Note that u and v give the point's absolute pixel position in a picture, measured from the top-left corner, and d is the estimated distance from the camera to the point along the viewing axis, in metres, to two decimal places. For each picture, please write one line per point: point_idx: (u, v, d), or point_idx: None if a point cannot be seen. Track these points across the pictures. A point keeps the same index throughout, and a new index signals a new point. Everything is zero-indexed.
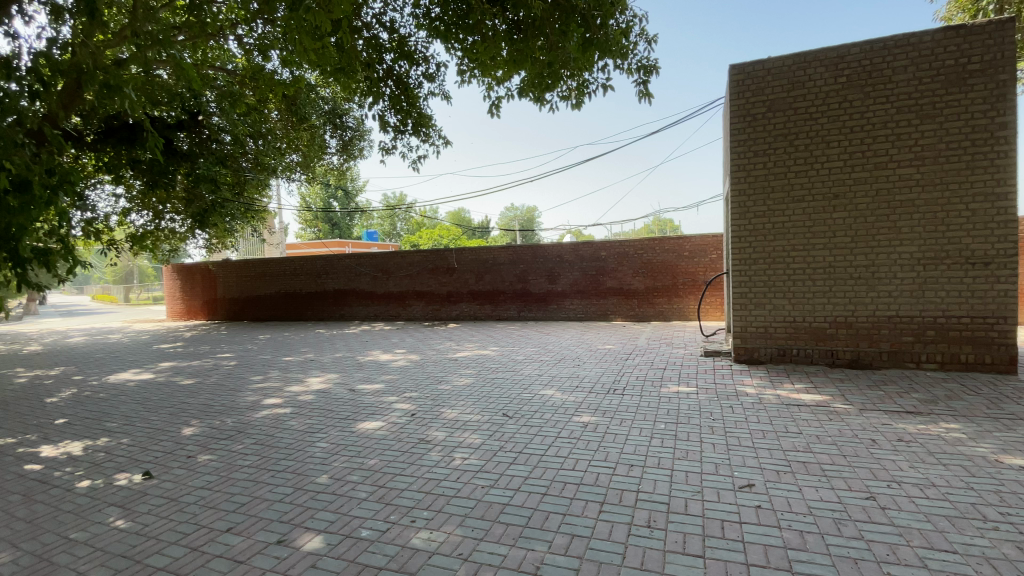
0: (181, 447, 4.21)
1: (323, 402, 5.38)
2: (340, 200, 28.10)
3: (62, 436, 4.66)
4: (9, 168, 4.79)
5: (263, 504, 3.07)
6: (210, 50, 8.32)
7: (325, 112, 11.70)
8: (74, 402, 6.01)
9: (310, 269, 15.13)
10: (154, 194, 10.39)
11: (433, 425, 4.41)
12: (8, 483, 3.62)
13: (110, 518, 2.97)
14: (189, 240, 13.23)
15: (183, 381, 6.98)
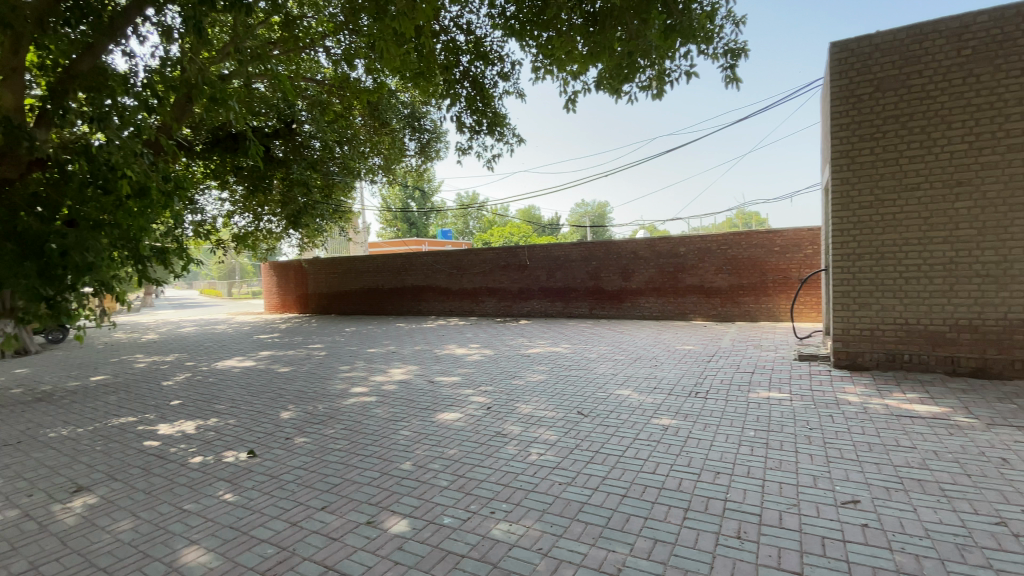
0: (279, 429, 4.58)
1: (404, 393, 5.62)
2: (417, 200, 29.21)
3: (179, 416, 5.24)
4: (132, 177, 5.68)
5: (353, 487, 3.26)
6: (302, 62, 8.95)
7: (405, 116, 12.20)
8: (189, 385, 6.74)
9: (390, 266, 15.91)
10: (255, 198, 11.40)
11: (509, 420, 4.46)
12: (138, 455, 4.12)
13: (220, 492, 3.29)
14: (284, 240, 14.38)
15: (280, 369, 7.60)
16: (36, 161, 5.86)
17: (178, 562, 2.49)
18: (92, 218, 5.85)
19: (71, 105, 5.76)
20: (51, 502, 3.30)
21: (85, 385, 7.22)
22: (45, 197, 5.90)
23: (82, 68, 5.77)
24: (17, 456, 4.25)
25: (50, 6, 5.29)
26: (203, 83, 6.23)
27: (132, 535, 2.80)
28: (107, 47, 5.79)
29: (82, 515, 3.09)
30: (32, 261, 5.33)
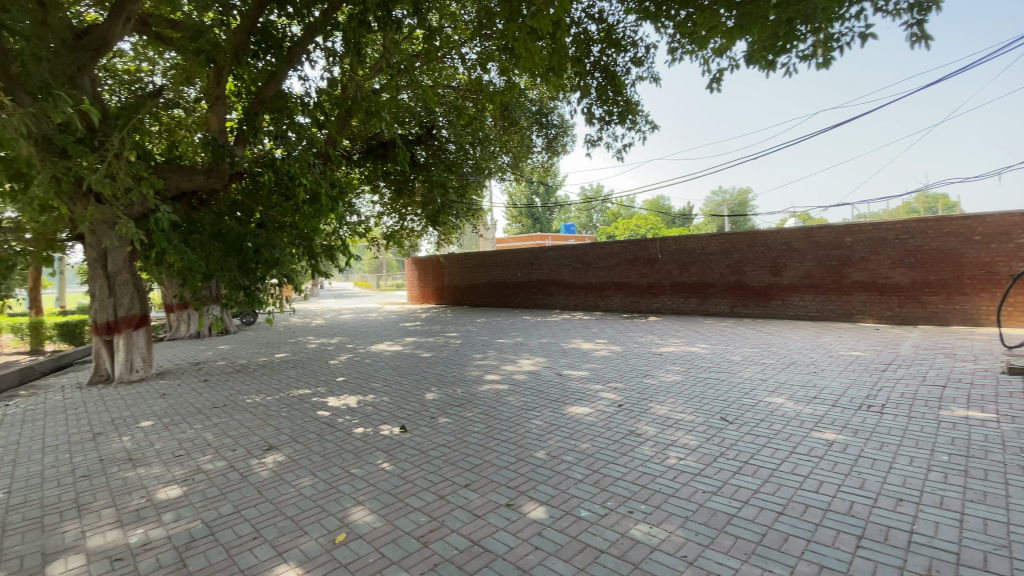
0: (425, 409, 5.00)
1: (534, 383, 5.76)
2: (542, 195, 29.57)
3: (343, 391, 6.01)
4: (308, 185, 6.53)
5: (492, 469, 3.43)
6: (440, 71, 9.58)
7: (533, 112, 12.45)
8: (349, 365, 7.70)
9: (517, 260, 16.40)
10: (401, 199, 12.56)
11: (643, 419, 4.31)
12: (314, 422, 4.82)
13: (379, 461, 3.70)
14: (423, 237, 15.63)
15: (422, 354, 8.30)
16: (235, 174, 7.14)
17: (348, 518, 2.85)
18: (278, 222, 7.30)
19: (262, 126, 6.89)
20: (251, 456, 4.00)
21: (272, 361, 8.64)
22: (241, 203, 7.58)
23: (268, 93, 6.88)
24: (228, 415, 5.24)
25: (242, 42, 6.38)
26: (363, 98, 6.98)
27: (311, 490, 3.27)
28: (286, 72, 6.79)
29: (275, 469, 3.70)
30: (234, 258, 7.00)
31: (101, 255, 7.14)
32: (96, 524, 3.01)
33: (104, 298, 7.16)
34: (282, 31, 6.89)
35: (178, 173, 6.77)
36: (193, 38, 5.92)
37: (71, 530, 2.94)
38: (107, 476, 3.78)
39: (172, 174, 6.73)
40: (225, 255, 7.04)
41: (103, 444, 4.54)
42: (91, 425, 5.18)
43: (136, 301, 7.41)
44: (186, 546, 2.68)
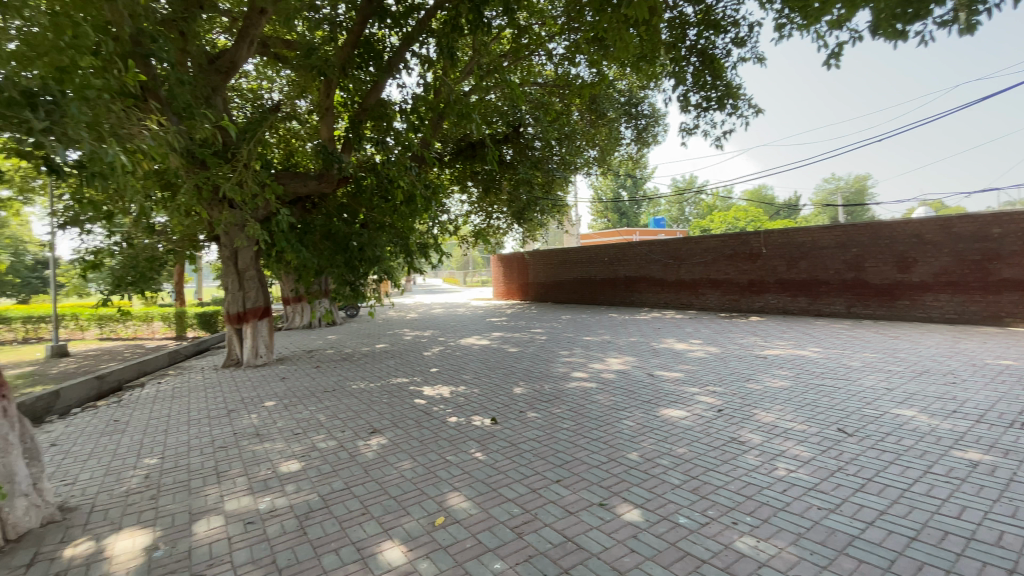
0: (514, 402, 5.10)
1: (625, 383, 5.63)
2: (630, 189, 28.66)
3: (436, 381, 6.30)
4: (405, 188, 6.84)
5: (583, 466, 3.41)
6: (528, 68, 9.64)
7: (622, 104, 12.15)
8: (442, 357, 8.05)
9: (604, 257, 16.09)
10: (488, 198, 12.85)
11: (745, 426, 4.04)
12: (411, 409, 5.10)
13: (473, 450, 3.83)
14: (509, 234, 15.87)
15: (510, 349, 8.45)
16: (342, 179, 7.70)
17: (446, 503, 2.98)
18: (378, 222, 7.80)
19: (365, 133, 7.42)
20: (357, 438, 4.33)
21: (373, 351, 9.29)
22: (347, 206, 8.23)
23: (370, 102, 7.35)
24: (336, 399, 5.72)
25: (348, 56, 6.91)
26: (456, 101, 7.22)
27: (412, 474, 3.47)
28: (385, 81, 7.21)
29: (378, 451, 3.97)
30: (341, 255, 7.63)
31: (233, 254, 8.11)
32: (232, 490, 3.43)
33: (236, 292, 8.12)
34: (382, 42, 7.35)
35: (295, 180, 7.49)
36: (307, 56, 6.52)
37: (212, 494, 3.38)
38: (239, 448, 4.29)
39: (290, 181, 7.47)
40: (334, 253, 7.72)
41: (235, 420, 5.16)
42: (226, 403, 5.91)
43: (261, 294, 8.30)
44: (305, 516, 2.96)
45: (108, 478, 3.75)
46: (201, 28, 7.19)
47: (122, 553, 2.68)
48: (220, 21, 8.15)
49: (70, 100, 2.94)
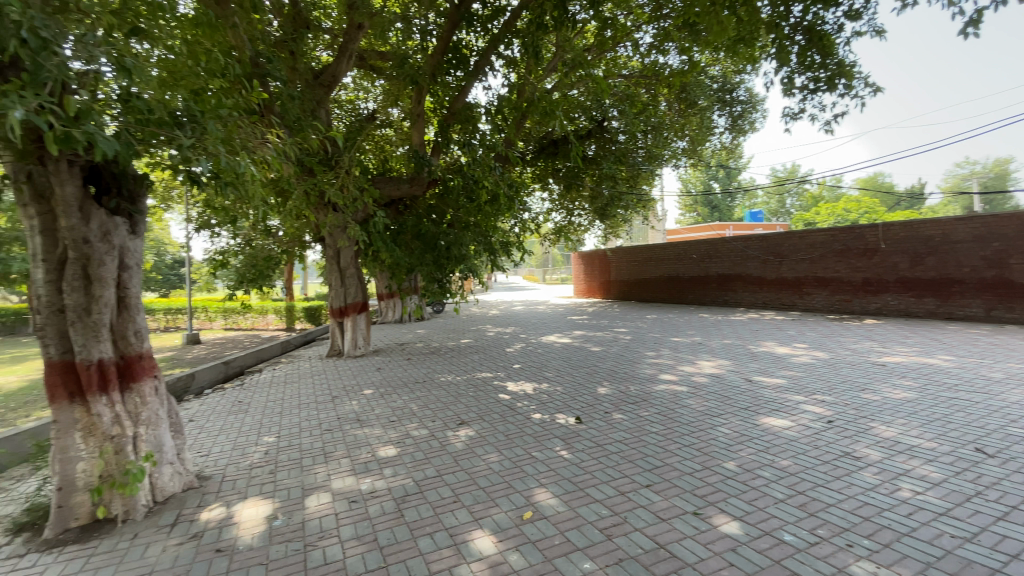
0: (600, 402, 5.03)
1: (718, 387, 5.33)
2: (722, 180, 26.95)
3: (520, 377, 6.38)
4: (490, 188, 6.95)
5: (675, 473, 3.28)
6: (612, 61, 9.41)
7: (714, 90, 11.53)
8: (524, 354, 8.15)
9: (694, 253, 15.35)
10: (570, 195, 12.75)
11: (860, 440, 3.65)
12: (497, 404, 5.22)
13: (558, 448, 3.84)
14: (592, 231, 15.65)
15: (593, 348, 8.35)
16: (432, 181, 8.03)
17: (533, 498, 3.02)
18: (465, 221, 8.06)
19: (453, 136, 7.69)
20: (447, 428, 4.51)
21: (459, 346, 9.62)
22: (435, 206, 8.60)
23: (458, 105, 7.61)
24: (426, 391, 6.02)
25: (437, 62, 7.20)
26: (540, 100, 7.23)
27: (499, 466, 3.56)
28: (472, 85, 7.43)
29: (467, 442, 4.12)
30: (430, 254, 7.98)
31: (336, 253, 8.81)
32: (337, 470, 3.73)
33: (338, 288, 8.81)
34: (469, 46, 7.56)
35: (389, 184, 7.96)
36: (400, 66, 6.89)
37: (321, 472, 3.70)
38: (342, 431, 4.66)
39: (386, 185, 7.95)
40: (423, 252, 8.08)
41: (338, 405, 5.61)
42: (330, 390, 6.44)
43: (359, 290, 8.91)
44: (401, 499, 3.15)
45: (235, 452, 4.25)
46: (308, 47, 7.87)
47: (247, 520, 3.02)
48: (324, 38, 8.86)
49: (206, 118, 3.33)
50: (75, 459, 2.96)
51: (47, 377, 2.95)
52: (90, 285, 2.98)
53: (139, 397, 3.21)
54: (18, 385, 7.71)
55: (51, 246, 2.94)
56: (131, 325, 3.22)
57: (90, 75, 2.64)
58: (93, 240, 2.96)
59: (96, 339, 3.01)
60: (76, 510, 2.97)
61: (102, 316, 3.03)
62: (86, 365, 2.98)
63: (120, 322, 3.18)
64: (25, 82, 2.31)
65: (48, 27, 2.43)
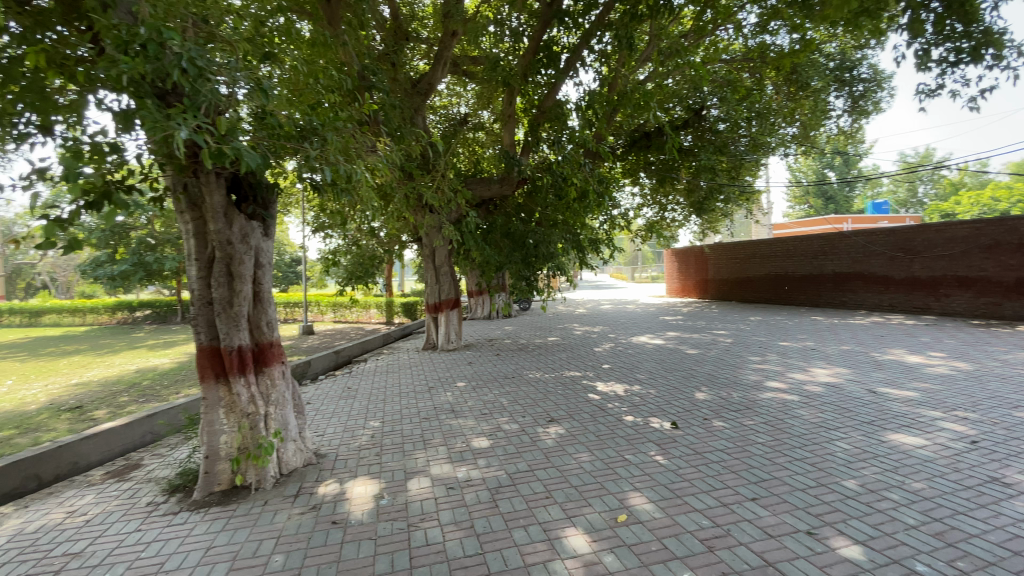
0: (697, 408, 4.79)
1: (834, 398, 4.83)
2: (838, 168, 24.25)
3: (611, 378, 6.27)
4: (579, 185, 6.82)
5: (784, 487, 3.04)
6: (712, 46, 8.85)
7: (831, 69, 10.44)
8: (614, 354, 7.98)
9: (804, 250, 14.04)
10: (664, 190, 12.21)
11: (1018, 466, 3.12)
12: (587, 403, 5.18)
13: (653, 452, 3.73)
14: (686, 227, 14.91)
15: (688, 350, 7.96)
16: (522, 180, 8.13)
17: (628, 501, 2.96)
18: (553, 219, 8.08)
19: (543, 135, 7.72)
20: (538, 425, 4.56)
21: (547, 343, 9.66)
22: (524, 205, 8.71)
23: (548, 104, 7.63)
24: (516, 386, 6.13)
25: (529, 62, 7.27)
26: (633, 92, 7.00)
27: (591, 466, 3.53)
28: (563, 81, 7.39)
29: (558, 440, 4.13)
30: (519, 252, 8.09)
31: (431, 252, 9.26)
32: (435, 457, 3.94)
33: (433, 285, 9.24)
34: (560, 44, 7.54)
35: (481, 185, 8.21)
36: (493, 68, 7.06)
37: (420, 458, 3.93)
38: (438, 421, 4.90)
39: (477, 186, 8.23)
40: (512, 250, 8.21)
41: (434, 396, 5.91)
42: (426, 381, 6.80)
43: (452, 287, 9.27)
44: (495, 490, 3.25)
45: (345, 434, 4.64)
46: (408, 58, 8.33)
47: (358, 496, 3.29)
48: (421, 48, 9.32)
49: (325, 130, 3.66)
50: (220, 431, 3.43)
51: (199, 359, 3.43)
52: (232, 280, 3.42)
53: (270, 380, 3.64)
54: (172, 366, 9.05)
55: (202, 246, 3.41)
56: (264, 315, 3.64)
57: (233, 96, 3.02)
58: (234, 241, 3.41)
59: (236, 327, 3.45)
60: (220, 476, 3.43)
61: (242, 307, 3.47)
62: (229, 350, 3.42)
63: (256, 313, 3.61)
64: (188, 107, 2.70)
65: (202, 58, 2.81)
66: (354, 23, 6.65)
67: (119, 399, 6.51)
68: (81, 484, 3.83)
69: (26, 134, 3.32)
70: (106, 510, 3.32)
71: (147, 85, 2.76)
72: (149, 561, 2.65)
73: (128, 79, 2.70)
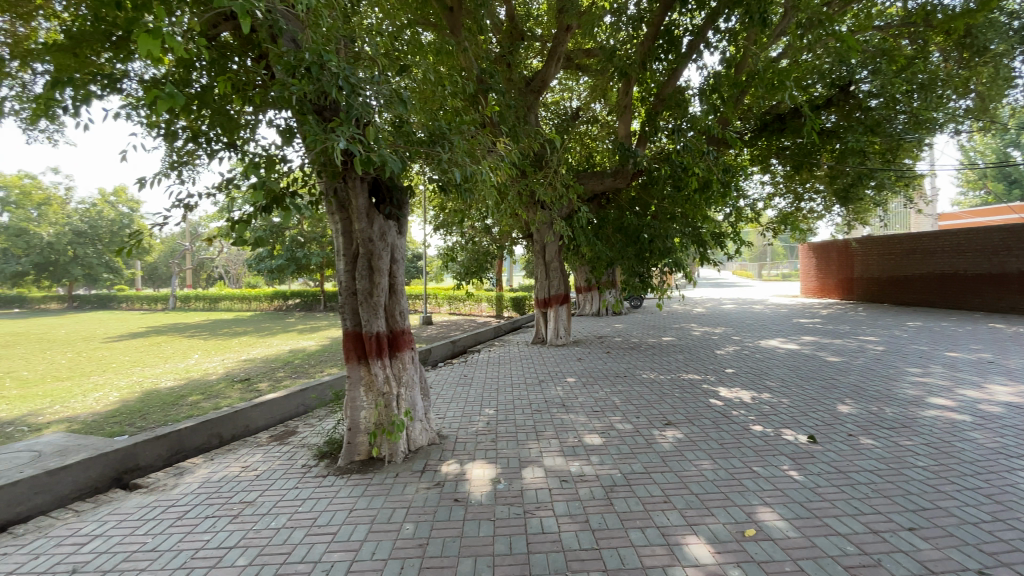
0: (840, 423, 4.27)
1: (1021, 422, 4.01)
2: None
3: (735, 383, 5.84)
4: (700, 175, 6.29)
5: (950, 519, 2.63)
6: (861, 11, 7.74)
7: (1020, 27, 8.61)
8: (738, 358, 7.42)
9: (983, 244, 11.80)
10: (798, 177, 11.00)
11: None
12: (707, 409, 4.88)
13: (785, 466, 3.42)
14: (824, 219, 13.30)
15: (828, 357, 7.11)
16: (637, 172, 7.88)
17: (756, 516, 2.75)
18: (670, 212, 7.67)
19: (661, 124, 7.38)
20: (653, 426, 4.43)
21: (662, 343, 9.27)
22: (639, 198, 8.43)
23: (668, 90, 7.30)
24: (629, 386, 5.99)
25: (648, 49, 7.01)
26: (766, 70, 6.41)
27: (713, 474, 3.34)
28: (686, 64, 7.04)
29: (675, 444, 3.97)
30: (632, 248, 7.81)
31: (543, 248, 9.37)
32: (548, 448, 4.01)
33: (543, 280, 9.34)
34: (681, 26, 7.16)
35: (594, 179, 8.18)
36: (609, 59, 6.91)
37: (534, 448, 4.03)
38: (550, 414, 4.98)
39: (590, 180, 8.21)
40: (625, 245, 7.96)
41: (545, 389, 6.00)
42: (538, 374, 6.91)
43: (562, 282, 9.29)
44: (610, 488, 3.22)
45: (463, 419, 4.92)
46: (523, 58, 8.50)
47: (477, 478, 3.48)
48: (536, 46, 9.45)
49: (453, 134, 3.89)
50: (360, 407, 3.84)
51: (344, 342, 3.87)
52: (373, 274, 3.81)
53: (401, 363, 3.97)
54: (316, 348, 10.33)
55: (348, 243, 3.85)
56: (398, 305, 3.98)
57: (376, 108, 3.36)
58: (374, 239, 3.79)
59: (375, 315, 3.83)
60: (359, 447, 3.85)
61: (380, 297, 3.84)
62: (369, 335, 3.81)
63: (391, 303, 3.97)
64: (344, 120, 3.07)
65: (352, 75, 3.14)
66: (474, 29, 6.97)
67: (277, 375, 7.60)
68: (252, 443, 4.56)
69: (215, 150, 4.01)
70: (270, 468, 3.91)
71: (307, 103, 3.17)
72: (304, 515, 3.07)
73: (296, 99, 3.14)
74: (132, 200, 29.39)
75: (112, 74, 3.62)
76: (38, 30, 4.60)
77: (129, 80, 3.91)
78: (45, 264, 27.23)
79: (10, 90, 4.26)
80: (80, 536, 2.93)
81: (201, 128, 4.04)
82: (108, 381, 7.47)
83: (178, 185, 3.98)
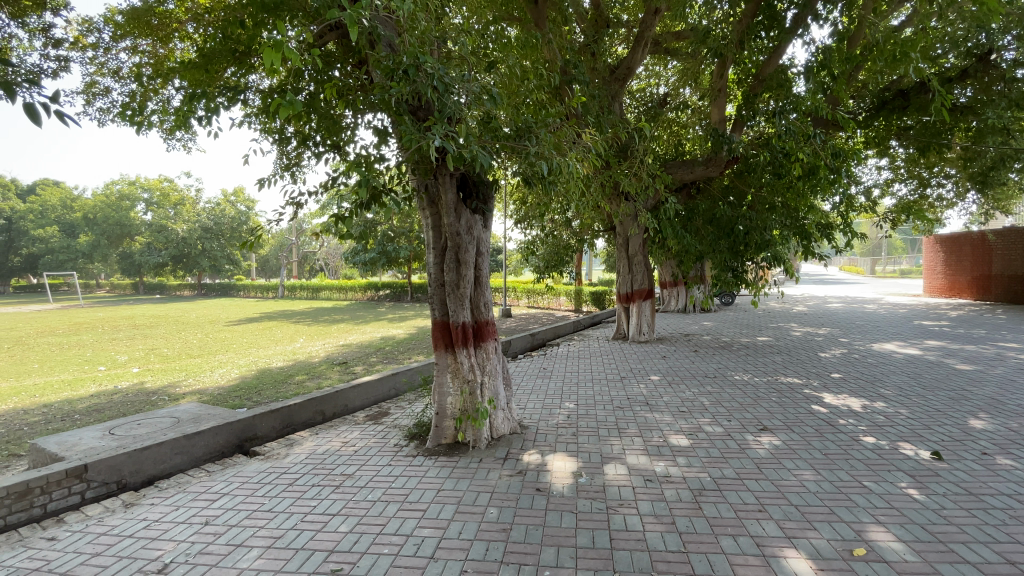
0: (971, 439, 3.75)
1: None
2: None
3: (842, 390, 5.34)
4: (804, 160, 5.77)
5: None
6: None
7: None
8: (846, 362, 6.75)
9: None
10: (924, 161, 9.71)
11: None
12: (809, 415, 4.51)
13: (902, 484, 3.06)
14: (956, 206, 11.61)
15: (957, 365, 6.25)
16: (732, 160, 7.42)
17: (866, 534, 2.50)
18: (769, 202, 7.12)
19: (761, 106, 6.83)
20: (746, 431, 4.17)
21: (757, 343, 8.70)
22: (733, 187, 7.91)
23: (768, 71, 6.80)
24: (718, 387, 5.70)
25: (747, 26, 6.55)
26: (885, 42, 5.70)
27: (815, 486, 3.08)
28: (789, 41, 6.49)
29: (771, 451, 3.71)
30: (725, 241, 7.27)
31: (626, 241, 9.13)
32: (631, 446, 3.93)
33: (626, 275, 9.11)
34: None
35: (683, 167, 7.82)
36: (703, 40, 6.42)
37: (616, 444, 3.98)
38: (633, 412, 4.86)
39: (679, 169, 7.87)
40: (717, 238, 7.42)
41: (627, 386, 5.88)
42: (620, 371, 6.79)
43: (646, 277, 9.00)
44: (698, 491, 3.09)
45: (544, 411, 4.96)
46: (608, 46, 8.30)
47: (559, 470, 3.50)
48: (622, 32, 9.16)
49: (539, 128, 3.91)
50: (447, 393, 4.01)
51: (434, 331, 4.05)
52: (460, 266, 3.96)
53: (486, 354, 4.08)
54: (405, 336, 10.94)
55: (438, 237, 4.02)
56: (483, 297, 4.10)
57: (466, 106, 3.47)
58: (462, 232, 3.93)
59: (462, 306, 3.97)
60: (446, 431, 4.03)
61: (466, 289, 3.98)
62: (457, 325, 3.95)
63: (476, 295, 4.09)
64: (438, 119, 3.21)
65: (447, 75, 3.26)
66: (558, 20, 6.94)
67: (371, 360, 8.16)
68: (350, 422, 4.95)
69: (320, 151, 4.39)
70: (366, 444, 4.22)
71: (404, 103, 3.34)
72: (397, 491, 3.28)
73: (394, 101, 3.34)
74: (248, 200, 32.87)
75: (236, 86, 4.07)
76: (175, 51, 5.29)
77: (248, 92, 4.38)
78: (179, 258, 31.30)
79: (155, 104, 4.94)
80: (212, 493, 3.37)
81: (308, 133, 4.43)
82: (230, 359, 8.46)
83: (290, 184, 4.41)
